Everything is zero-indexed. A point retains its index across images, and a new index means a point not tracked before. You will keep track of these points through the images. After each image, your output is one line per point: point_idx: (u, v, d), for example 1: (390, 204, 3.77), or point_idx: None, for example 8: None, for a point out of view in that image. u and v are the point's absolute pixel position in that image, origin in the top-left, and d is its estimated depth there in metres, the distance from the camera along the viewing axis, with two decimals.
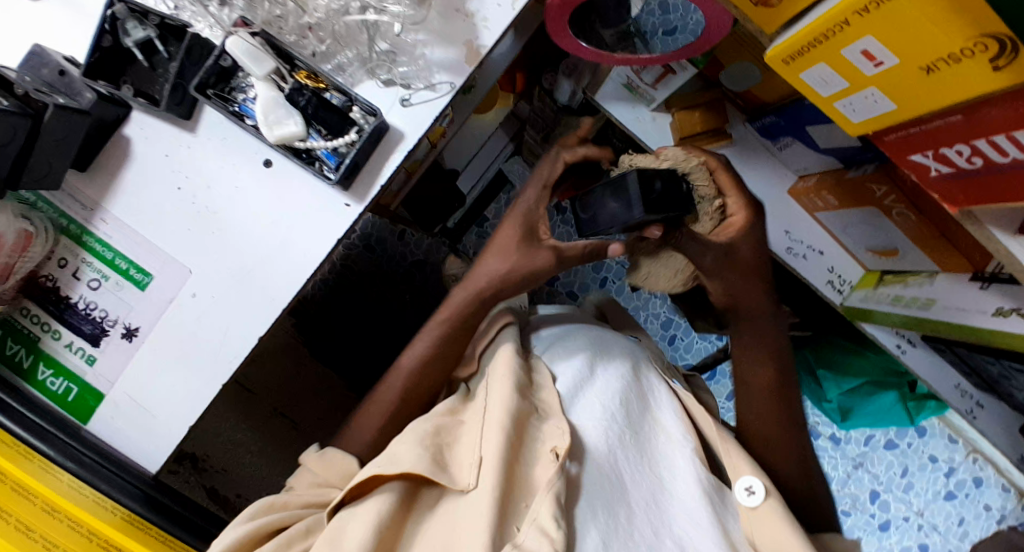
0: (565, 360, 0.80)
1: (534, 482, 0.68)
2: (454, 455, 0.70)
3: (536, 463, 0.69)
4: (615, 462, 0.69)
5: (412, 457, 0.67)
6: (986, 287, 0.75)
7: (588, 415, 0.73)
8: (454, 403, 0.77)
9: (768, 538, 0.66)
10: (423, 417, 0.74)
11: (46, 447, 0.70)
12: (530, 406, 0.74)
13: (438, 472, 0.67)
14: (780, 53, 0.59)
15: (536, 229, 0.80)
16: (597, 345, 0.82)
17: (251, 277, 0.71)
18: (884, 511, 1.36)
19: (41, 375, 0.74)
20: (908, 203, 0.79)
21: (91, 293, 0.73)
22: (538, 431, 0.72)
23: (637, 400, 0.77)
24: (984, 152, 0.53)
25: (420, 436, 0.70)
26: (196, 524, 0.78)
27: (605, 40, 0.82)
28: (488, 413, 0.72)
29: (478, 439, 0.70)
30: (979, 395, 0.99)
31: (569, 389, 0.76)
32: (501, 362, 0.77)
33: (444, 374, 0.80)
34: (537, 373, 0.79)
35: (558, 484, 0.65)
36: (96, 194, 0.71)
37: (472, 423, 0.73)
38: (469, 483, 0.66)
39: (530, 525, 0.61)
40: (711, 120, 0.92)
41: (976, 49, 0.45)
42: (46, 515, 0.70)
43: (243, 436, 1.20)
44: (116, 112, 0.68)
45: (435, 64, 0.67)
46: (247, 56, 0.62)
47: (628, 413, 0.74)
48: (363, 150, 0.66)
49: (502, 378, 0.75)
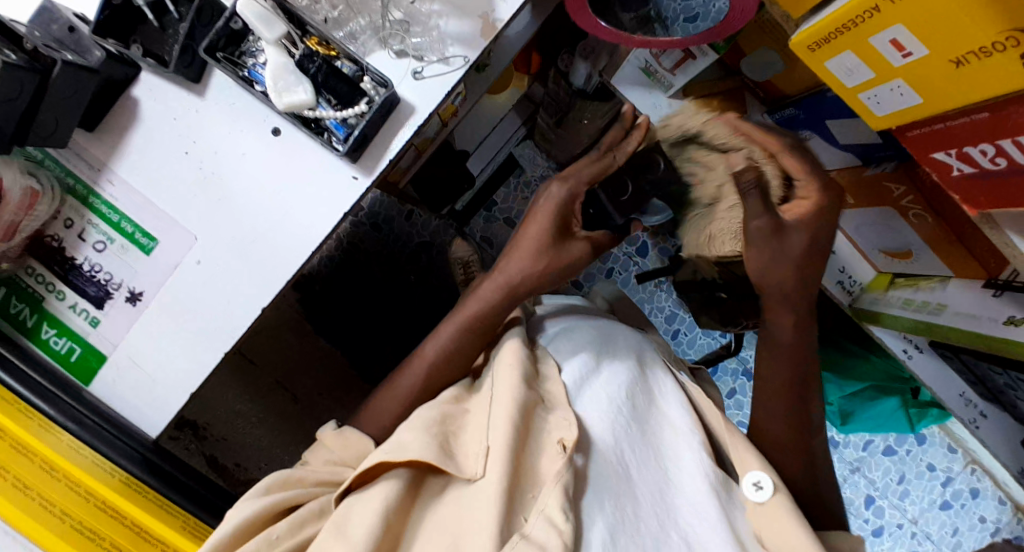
0: (572, 353, 0.79)
1: (539, 472, 0.67)
2: (460, 443, 0.70)
3: (542, 453, 0.68)
4: (622, 455, 0.69)
5: (419, 445, 0.67)
6: (999, 294, 0.74)
7: (595, 406, 0.72)
8: (460, 391, 0.77)
9: (775, 532, 0.65)
10: (429, 404, 0.74)
11: (48, 407, 0.71)
12: (537, 396, 0.73)
13: (445, 461, 0.67)
14: (805, 39, 0.57)
15: (569, 224, 0.79)
16: (602, 340, 0.81)
17: (250, 249, 0.70)
18: (878, 517, 1.35)
19: (45, 335, 0.74)
20: (926, 205, 0.78)
21: (96, 256, 0.72)
22: (544, 422, 0.71)
23: (643, 394, 0.76)
24: (1009, 153, 0.51)
25: (426, 425, 0.70)
26: (194, 490, 0.77)
27: (624, 23, 0.80)
28: (494, 401, 0.71)
29: (486, 429, 0.69)
30: (983, 405, 0.97)
31: (575, 382, 0.75)
32: (507, 354, 0.76)
33: (445, 357, 0.79)
34: (543, 364, 0.78)
35: (567, 476, 0.65)
36: (104, 155, 0.70)
37: (477, 412, 0.73)
38: (476, 472, 0.66)
39: (538, 516, 0.62)
40: (730, 109, 0.90)
41: (1007, 44, 0.44)
42: (38, 469, 0.68)
43: (244, 407, 1.21)
44: (126, 71, 0.67)
45: (450, 36, 0.65)
46: (259, 21, 0.61)
47: (634, 406, 0.74)
48: (373, 123, 0.65)
49: (508, 368, 0.74)
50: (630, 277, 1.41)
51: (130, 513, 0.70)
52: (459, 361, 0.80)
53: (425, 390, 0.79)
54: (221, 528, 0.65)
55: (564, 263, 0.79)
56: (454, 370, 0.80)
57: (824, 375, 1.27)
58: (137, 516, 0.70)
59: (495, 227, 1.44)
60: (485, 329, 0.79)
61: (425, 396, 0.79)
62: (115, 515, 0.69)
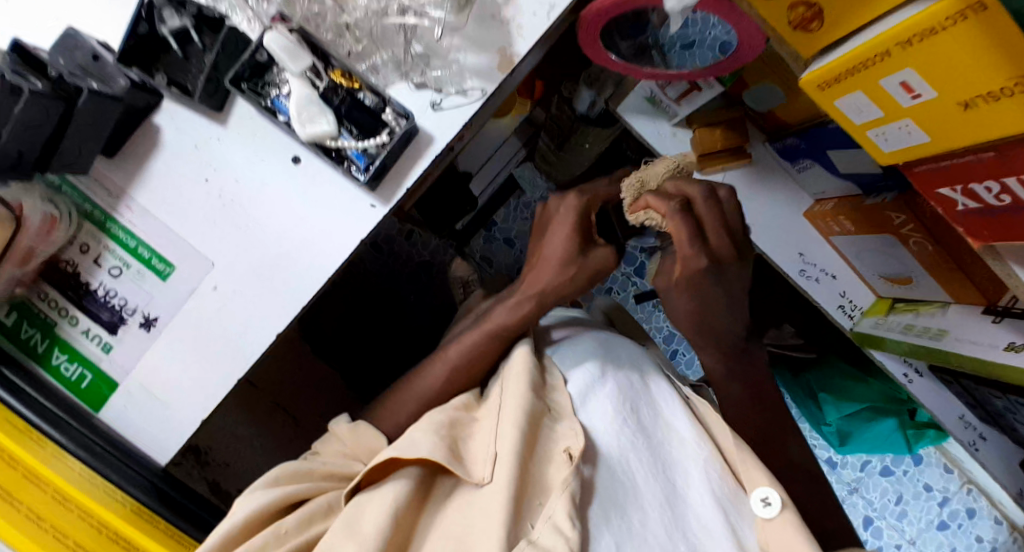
0: (577, 364, 0.80)
1: (548, 482, 0.68)
2: (469, 447, 0.72)
3: (550, 463, 0.70)
4: (628, 464, 0.70)
5: (428, 444, 0.68)
6: (998, 321, 0.77)
7: (600, 418, 0.73)
8: (470, 398, 0.79)
9: (783, 548, 0.66)
10: (440, 408, 0.75)
11: (58, 434, 0.71)
12: (544, 406, 0.74)
13: (455, 463, 0.68)
14: (816, 78, 0.59)
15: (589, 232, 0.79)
16: (607, 351, 0.82)
17: (269, 275, 0.71)
18: (877, 538, 1.36)
19: (55, 361, 0.73)
20: (926, 232, 0.80)
21: (111, 281, 0.72)
22: (551, 432, 0.72)
23: (648, 407, 0.77)
24: (1012, 190, 0.53)
25: (436, 427, 0.71)
26: (190, 509, 0.79)
27: (622, 51, 0.79)
28: (502, 412, 0.72)
29: (494, 437, 0.70)
30: (982, 428, 0.99)
31: (581, 392, 0.76)
32: (516, 361, 0.78)
33: (452, 378, 0.80)
34: (549, 375, 0.79)
35: (574, 484, 0.65)
36: (123, 181, 0.70)
37: (485, 421, 0.74)
38: (484, 476, 0.67)
39: (545, 522, 0.63)
40: (733, 138, 0.93)
41: (1015, 89, 0.46)
42: (54, 503, 0.69)
43: (244, 430, 1.21)
44: (147, 99, 0.67)
45: (468, 69, 0.67)
46: (285, 52, 0.63)
47: (640, 418, 0.75)
48: (393, 153, 0.67)
49: (517, 377, 0.75)
50: (629, 296, 1.43)
51: (140, 542, 0.71)
52: (472, 373, 0.81)
53: (437, 395, 0.80)
54: (229, 519, 0.66)
55: (589, 274, 0.78)
56: (468, 377, 0.81)
57: (820, 396, 1.29)
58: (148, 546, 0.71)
59: (495, 246, 1.45)
60: (490, 349, 0.80)
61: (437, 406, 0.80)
62: (126, 545, 0.70)
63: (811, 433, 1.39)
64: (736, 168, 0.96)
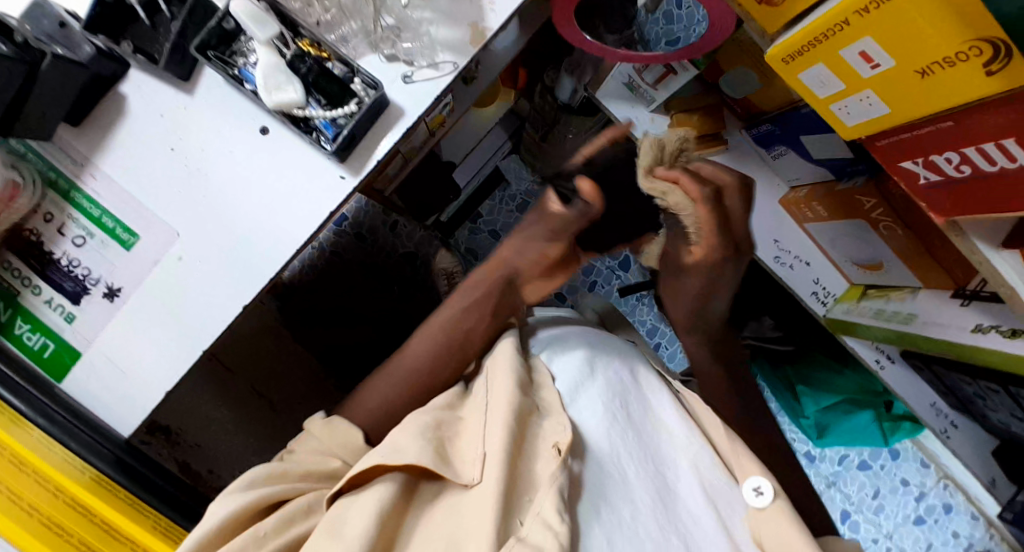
0: (566, 361, 0.80)
1: (535, 478, 0.67)
2: (456, 449, 0.71)
3: (537, 459, 0.69)
4: (619, 459, 0.70)
5: (416, 448, 0.67)
6: (966, 304, 0.77)
7: (590, 415, 0.74)
8: (453, 398, 0.78)
9: (774, 537, 0.67)
10: (423, 410, 0.74)
11: (18, 402, 0.69)
12: (532, 403, 0.75)
13: (442, 466, 0.67)
14: (780, 52, 0.60)
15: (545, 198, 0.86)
16: (597, 348, 0.83)
17: (251, 247, 0.70)
18: (854, 532, 1.35)
19: (17, 330, 0.72)
20: (895, 218, 0.81)
21: (74, 250, 0.71)
22: (540, 427, 0.72)
23: (638, 402, 0.78)
24: (973, 160, 0.54)
25: (421, 429, 0.70)
26: (167, 492, 0.76)
27: (607, 42, 0.84)
28: (491, 407, 0.72)
29: (482, 436, 0.70)
30: (955, 415, 1.01)
31: (570, 388, 0.77)
32: (503, 360, 0.78)
33: (432, 369, 0.80)
34: (537, 372, 0.80)
35: (562, 478, 0.65)
36: (87, 150, 0.70)
37: (471, 420, 0.74)
38: (473, 479, 0.67)
39: (534, 519, 0.62)
40: (708, 125, 0.95)
41: (970, 53, 0.46)
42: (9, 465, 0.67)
43: (217, 413, 1.15)
44: (113, 68, 0.67)
45: (439, 43, 0.68)
46: (250, 19, 0.62)
47: (629, 413, 0.75)
48: (361, 123, 0.66)
49: (503, 374, 0.76)
50: (612, 291, 1.44)
51: (100, 510, 0.70)
52: (450, 362, 0.81)
53: (410, 373, 0.80)
54: (203, 523, 0.64)
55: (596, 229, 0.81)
56: (440, 368, 0.81)
57: (798, 388, 1.33)
58: (108, 514, 0.70)
59: (480, 238, 1.43)
60: (468, 340, 0.82)
61: (413, 390, 0.79)
62: (86, 513, 0.69)
63: (790, 426, 1.38)
64: (711, 155, 0.98)
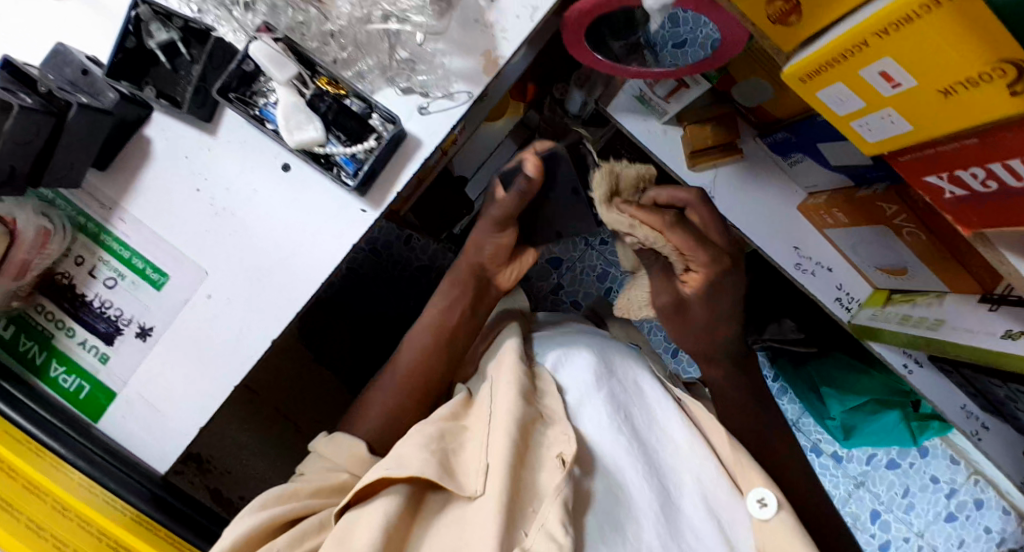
0: (571, 370, 0.80)
1: (540, 487, 0.68)
2: (459, 461, 0.70)
3: (541, 468, 0.69)
4: (622, 472, 0.71)
5: (419, 461, 0.67)
6: (994, 308, 0.76)
7: (595, 426, 0.74)
8: (456, 407, 0.77)
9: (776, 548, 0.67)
10: (427, 421, 0.74)
11: (58, 444, 0.71)
12: (535, 412, 0.74)
13: (446, 478, 0.67)
14: (798, 71, 0.59)
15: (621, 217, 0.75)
16: (603, 354, 0.83)
17: (268, 279, 0.71)
18: (884, 532, 1.36)
19: (53, 372, 0.74)
20: (919, 223, 0.79)
21: (106, 292, 0.73)
22: (543, 437, 0.72)
23: (642, 413, 0.78)
24: (999, 176, 0.54)
25: (426, 440, 0.70)
26: (197, 521, 0.79)
27: (614, 51, 0.82)
28: (494, 418, 0.72)
29: (485, 447, 0.70)
30: (984, 417, 0.99)
31: (573, 398, 0.77)
32: (507, 368, 0.77)
33: (422, 354, 0.83)
34: (541, 381, 0.79)
35: (566, 489, 0.65)
36: (116, 194, 0.71)
37: (476, 430, 0.73)
38: (476, 490, 0.67)
39: (538, 530, 0.62)
40: (722, 135, 0.94)
41: (994, 74, 0.46)
42: (27, 493, 0.68)
43: (247, 439, 1.24)
44: (138, 112, 0.68)
45: (454, 73, 0.68)
46: (270, 61, 0.64)
47: (633, 424, 0.76)
48: (381, 158, 0.68)
49: (506, 386, 0.75)
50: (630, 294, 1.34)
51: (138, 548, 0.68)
52: (446, 366, 0.83)
53: (426, 386, 0.82)
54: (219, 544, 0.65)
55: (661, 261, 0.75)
56: (432, 373, 0.82)
57: (824, 390, 1.28)
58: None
59: None
60: (454, 334, 0.83)
61: (419, 384, 0.82)
62: None
63: (815, 428, 1.37)
64: (728, 164, 0.98)
